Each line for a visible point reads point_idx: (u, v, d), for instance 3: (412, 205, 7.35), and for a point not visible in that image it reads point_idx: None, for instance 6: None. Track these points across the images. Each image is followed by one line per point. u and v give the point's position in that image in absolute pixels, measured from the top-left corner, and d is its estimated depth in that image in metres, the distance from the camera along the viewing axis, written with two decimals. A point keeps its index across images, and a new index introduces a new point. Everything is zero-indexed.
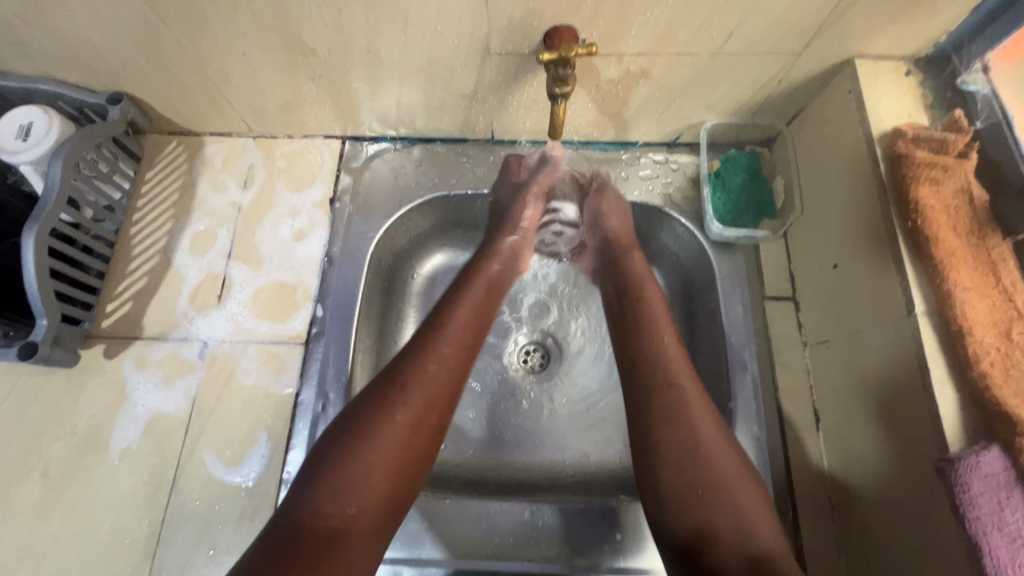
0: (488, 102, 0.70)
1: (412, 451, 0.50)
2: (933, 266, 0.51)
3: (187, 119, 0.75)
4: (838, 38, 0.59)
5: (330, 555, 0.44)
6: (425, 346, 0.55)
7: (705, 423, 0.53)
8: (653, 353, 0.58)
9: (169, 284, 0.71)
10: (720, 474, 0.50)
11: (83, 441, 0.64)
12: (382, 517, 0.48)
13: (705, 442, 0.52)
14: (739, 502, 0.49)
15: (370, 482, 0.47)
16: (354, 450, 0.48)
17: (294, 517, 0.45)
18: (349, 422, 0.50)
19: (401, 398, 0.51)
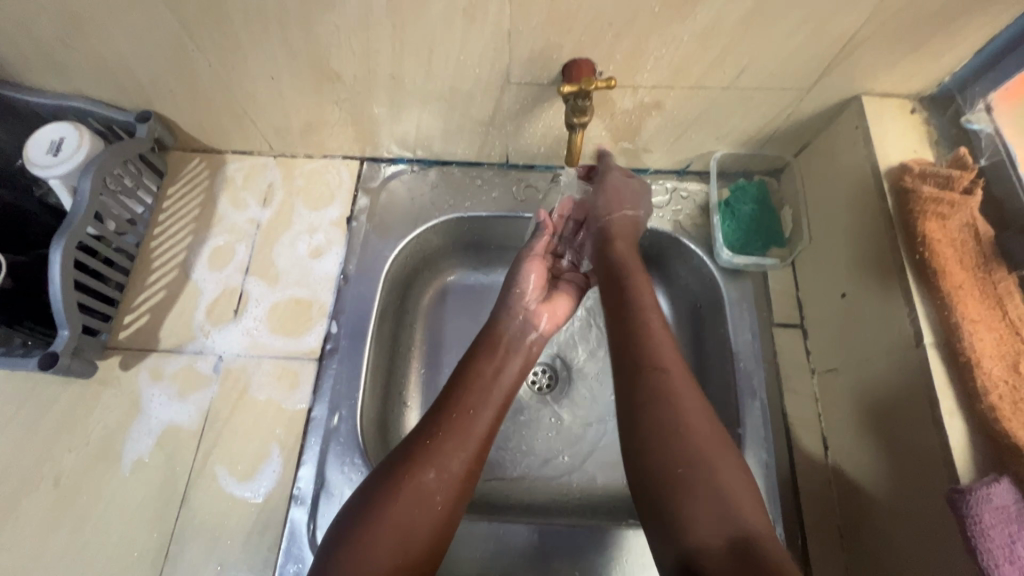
0: (505, 128, 0.72)
1: (415, 541, 0.49)
2: (941, 299, 0.52)
3: (212, 137, 0.77)
4: (846, 75, 0.61)
5: None
6: (436, 428, 0.55)
7: (685, 400, 0.53)
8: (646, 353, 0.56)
9: (187, 297, 0.72)
10: (703, 454, 0.49)
11: (95, 452, 0.64)
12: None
13: (686, 424, 0.51)
14: (724, 483, 0.48)
15: (376, 556, 0.47)
16: (367, 527, 0.48)
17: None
18: (355, 508, 0.50)
19: (400, 485, 0.51)
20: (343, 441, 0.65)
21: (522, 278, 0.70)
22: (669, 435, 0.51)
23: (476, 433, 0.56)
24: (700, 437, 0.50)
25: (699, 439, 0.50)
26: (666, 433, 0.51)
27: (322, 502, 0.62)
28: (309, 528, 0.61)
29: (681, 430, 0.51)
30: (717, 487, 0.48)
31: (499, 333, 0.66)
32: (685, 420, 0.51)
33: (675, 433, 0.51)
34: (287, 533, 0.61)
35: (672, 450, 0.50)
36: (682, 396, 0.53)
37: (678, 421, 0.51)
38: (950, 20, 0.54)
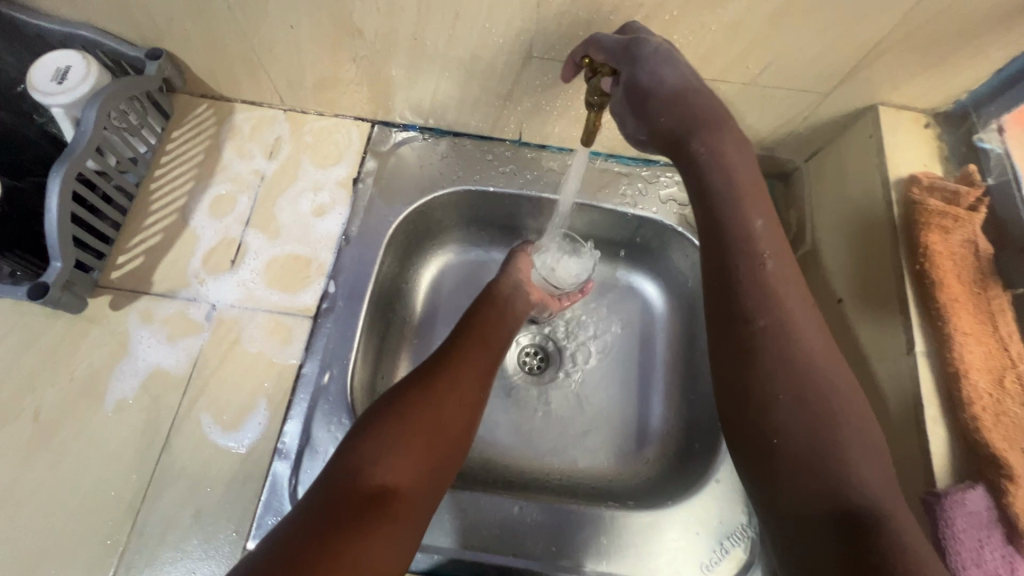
0: (522, 104, 0.72)
1: (444, 443, 0.51)
2: (936, 309, 0.53)
3: (222, 84, 0.75)
4: (866, 83, 0.62)
5: (376, 513, 0.44)
6: (451, 354, 0.59)
7: (809, 353, 0.45)
8: (754, 270, 0.48)
9: (184, 242, 0.71)
10: (822, 415, 0.43)
11: (78, 389, 0.63)
12: (419, 497, 0.47)
13: (805, 383, 0.44)
14: (847, 452, 0.41)
15: (411, 451, 0.49)
16: (397, 424, 0.50)
17: (340, 487, 0.45)
18: (385, 409, 0.52)
19: (431, 393, 0.53)
20: (332, 401, 0.65)
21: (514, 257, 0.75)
22: (781, 390, 0.44)
23: (485, 360, 0.61)
24: (838, 395, 0.44)
25: (838, 397, 0.44)
26: (773, 387, 0.44)
27: (306, 458, 0.62)
28: (290, 482, 0.61)
29: (793, 387, 0.44)
30: (839, 453, 0.41)
31: (500, 289, 0.70)
32: (820, 375, 0.45)
33: (789, 384, 0.44)
34: (268, 485, 0.60)
35: (783, 412, 0.43)
36: (818, 349, 0.46)
37: (796, 376, 0.44)
38: (975, 36, 0.54)
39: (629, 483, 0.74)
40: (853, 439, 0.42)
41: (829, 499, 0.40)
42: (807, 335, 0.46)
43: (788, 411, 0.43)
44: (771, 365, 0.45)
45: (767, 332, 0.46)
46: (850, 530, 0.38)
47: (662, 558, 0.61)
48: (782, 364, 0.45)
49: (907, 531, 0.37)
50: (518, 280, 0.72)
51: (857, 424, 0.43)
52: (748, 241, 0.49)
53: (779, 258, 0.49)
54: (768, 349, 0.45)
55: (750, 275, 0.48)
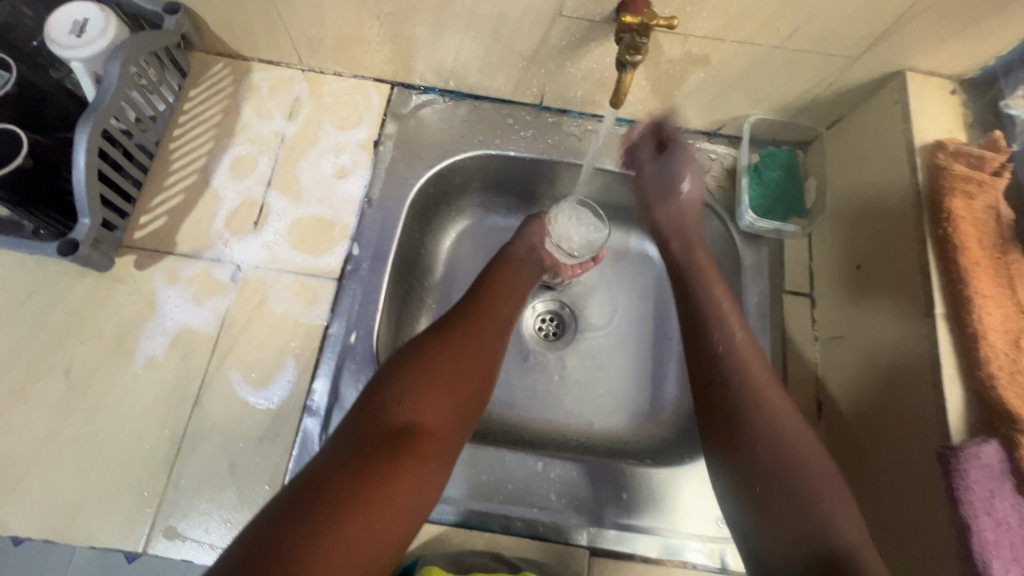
0: (546, 67, 0.71)
1: (466, 387, 0.53)
2: (957, 273, 0.54)
3: (239, 41, 0.73)
4: (896, 48, 0.61)
5: (401, 444, 0.46)
6: (470, 305, 0.61)
7: (783, 412, 0.53)
8: (725, 338, 0.59)
9: (206, 203, 0.71)
10: (791, 467, 0.50)
11: (108, 347, 0.64)
12: (443, 437, 0.49)
13: (775, 441, 0.52)
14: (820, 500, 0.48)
15: (435, 393, 0.51)
16: (418, 366, 0.52)
17: (367, 420, 0.48)
18: (407, 355, 0.54)
19: (451, 341, 0.55)
20: (358, 361, 0.66)
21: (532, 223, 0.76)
22: (756, 451, 0.52)
23: (503, 311, 0.62)
24: (803, 452, 0.51)
25: (807, 456, 0.51)
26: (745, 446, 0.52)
27: (334, 414, 0.63)
28: (320, 437, 0.62)
29: (763, 443, 0.52)
30: (806, 498, 0.49)
31: (513, 252, 0.71)
32: (789, 434, 0.52)
33: (762, 443, 0.52)
34: (300, 440, 0.62)
35: (755, 467, 0.51)
36: (780, 408, 0.53)
37: (770, 433, 0.52)
38: None
39: (644, 443, 0.76)
40: (822, 491, 0.49)
41: (804, 546, 0.46)
42: (775, 402, 0.54)
43: (757, 465, 0.51)
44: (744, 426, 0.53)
45: (740, 399, 0.54)
46: (818, 569, 0.45)
47: (680, 512, 0.64)
48: (759, 425, 0.53)
49: (869, 568, 0.43)
50: (532, 243, 0.73)
51: (827, 477, 0.50)
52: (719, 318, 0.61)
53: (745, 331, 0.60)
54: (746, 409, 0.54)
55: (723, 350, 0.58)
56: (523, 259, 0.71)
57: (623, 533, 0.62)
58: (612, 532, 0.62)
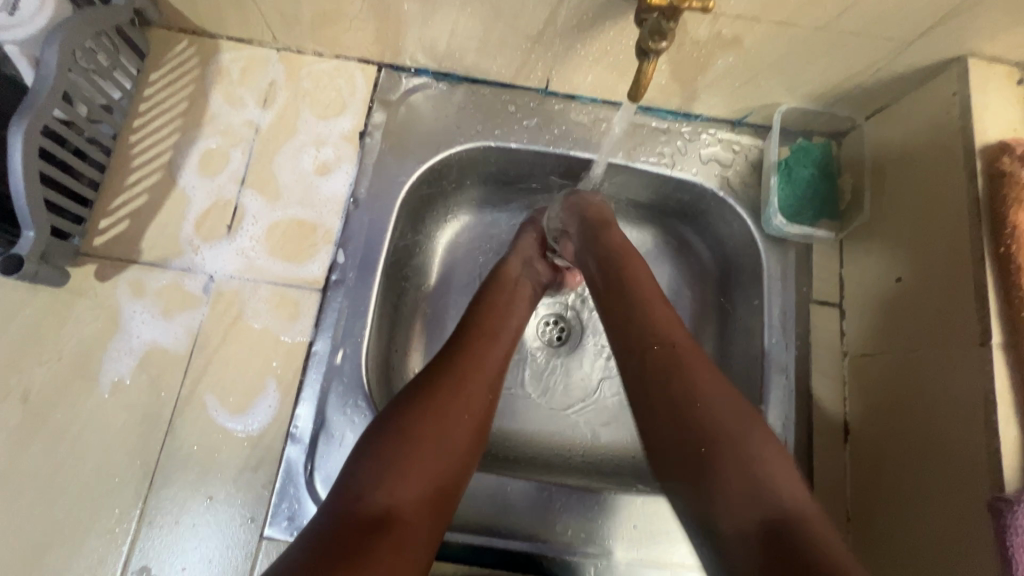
0: (553, 48, 0.62)
1: (449, 459, 0.48)
2: (1018, 299, 0.48)
3: (203, 17, 0.64)
4: (960, 31, 0.53)
5: (381, 539, 0.41)
6: (458, 350, 0.55)
7: (697, 377, 0.49)
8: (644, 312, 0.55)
9: (173, 205, 0.64)
10: (715, 433, 0.46)
11: (69, 369, 0.58)
12: (426, 519, 0.44)
13: (696, 406, 0.47)
14: (747, 453, 0.45)
15: (416, 470, 0.45)
16: (398, 442, 0.46)
17: (342, 510, 0.43)
18: (385, 425, 0.48)
19: (432, 404, 0.49)
20: (345, 382, 0.60)
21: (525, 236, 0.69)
22: (670, 422, 0.48)
23: (496, 357, 0.56)
24: (724, 421, 0.46)
25: (716, 416, 0.47)
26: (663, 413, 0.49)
27: (320, 442, 0.58)
28: (305, 468, 0.57)
29: (685, 409, 0.48)
30: (734, 457, 0.44)
31: (507, 271, 0.65)
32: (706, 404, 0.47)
33: (680, 413, 0.48)
34: (283, 471, 0.57)
35: (676, 437, 0.47)
36: (696, 375, 0.49)
37: (689, 401, 0.48)
38: None
39: None
40: (755, 449, 0.45)
41: (758, 522, 0.41)
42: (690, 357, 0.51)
43: (680, 439, 0.47)
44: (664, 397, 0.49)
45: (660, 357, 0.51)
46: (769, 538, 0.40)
47: (693, 545, 0.60)
48: (673, 395, 0.49)
49: (811, 539, 0.40)
50: (528, 255, 0.67)
51: (749, 432, 0.46)
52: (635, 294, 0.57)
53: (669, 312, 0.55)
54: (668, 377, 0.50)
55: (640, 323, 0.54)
56: (518, 284, 0.64)
57: (632, 567, 0.59)
58: (621, 566, 0.59)
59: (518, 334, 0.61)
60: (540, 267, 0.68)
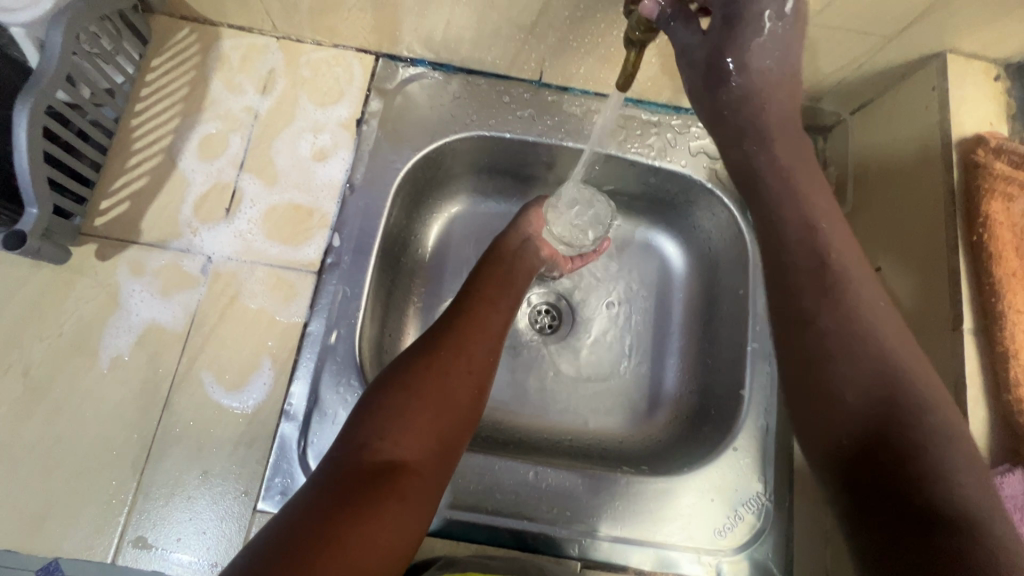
0: (546, 40, 0.64)
1: (453, 415, 0.50)
2: (989, 285, 0.50)
3: (204, 5, 0.66)
4: (939, 27, 0.54)
5: (386, 486, 0.43)
6: (459, 315, 0.57)
7: (874, 318, 0.44)
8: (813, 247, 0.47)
9: (172, 187, 0.65)
10: (880, 378, 0.41)
11: (69, 345, 0.59)
12: (428, 471, 0.47)
13: (865, 347, 0.43)
14: (915, 408, 0.40)
15: (420, 423, 0.48)
16: (401, 395, 0.49)
17: (349, 456, 0.45)
18: (389, 383, 0.50)
19: (434, 363, 0.51)
20: (339, 361, 0.61)
21: (525, 214, 0.71)
22: (856, 360, 0.43)
23: (495, 322, 0.58)
24: (886, 361, 0.42)
25: (904, 367, 0.42)
26: (839, 356, 0.43)
27: (314, 420, 0.60)
28: (299, 445, 0.59)
29: (870, 359, 0.42)
30: (917, 421, 0.40)
31: (507, 245, 0.67)
32: (869, 339, 0.43)
33: (861, 356, 0.43)
34: (277, 447, 0.58)
35: (864, 378, 0.42)
36: (880, 324, 0.44)
37: (872, 345, 0.43)
38: None
39: (641, 445, 0.72)
40: (928, 414, 0.40)
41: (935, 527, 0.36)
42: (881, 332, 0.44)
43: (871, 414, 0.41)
44: (849, 352, 0.43)
45: (838, 338, 0.44)
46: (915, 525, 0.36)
47: (675, 524, 0.61)
48: (854, 344, 0.43)
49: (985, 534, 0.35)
50: (528, 233, 0.69)
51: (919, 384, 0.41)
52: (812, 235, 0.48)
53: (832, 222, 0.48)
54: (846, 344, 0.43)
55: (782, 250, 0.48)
56: (519, 255, 0.67)
57: (615, 544, 0.60)
58: (605, 544, 0.60)
59: (516, 303, 0.63)
60: (538, 246, 0.69)
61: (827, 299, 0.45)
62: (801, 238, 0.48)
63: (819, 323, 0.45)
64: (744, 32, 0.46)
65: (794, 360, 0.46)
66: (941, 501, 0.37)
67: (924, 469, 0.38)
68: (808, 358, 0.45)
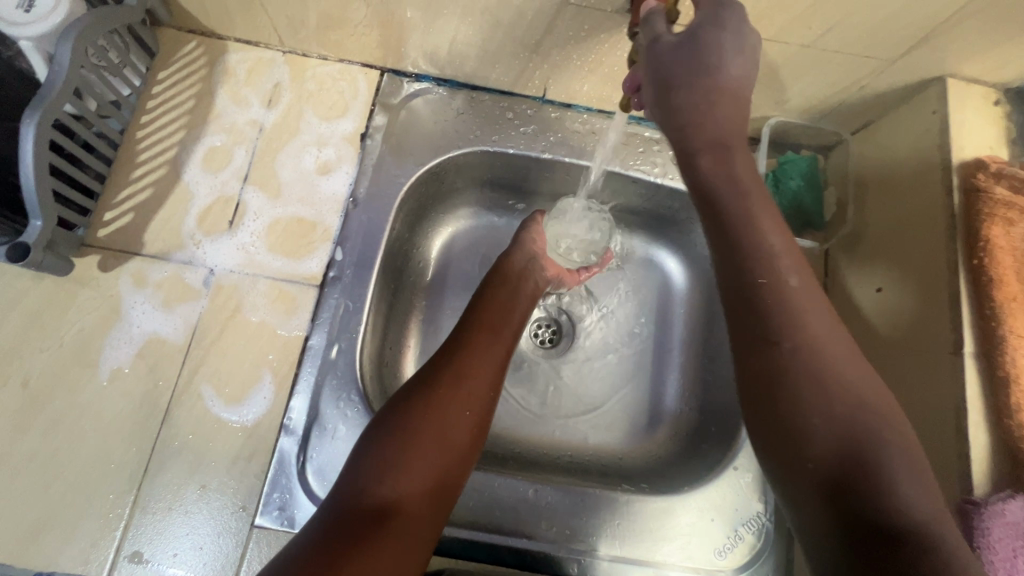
0: (550, 58, 0.64)
1: (452, 452, 0.50)
2: (990, 309, 0.50)
3: (212, 19, 0.66)
4: (939, 52, 0.55)
5: (383, 530, 0.43)
6: (458, 347, 0.56)
7: (823, 331, 0.42)
8: (762, 253, 0.44)
9: (177, 199, 0.65)
10: (837, 395, 0.40)
11: (69, 356, 0.59)
12: (424, 511, 0.46)
13: (827, 365, 0.41)
14: (876, 435, 0.38)
15: (417, 464, 0.47)
16: (398, 435, 0.48)
17: (347, 500, 0.45)
18: (389, 420, 0.50)
19: (432, 399, 0.51)
20: (340, 376, 0.61)
21: (529, 232, 0.70)
22: (813, 379, 0.40)
23: (496, 354, 0.58)
24: (843, 381, 0.40)
25: (859, 388, 0.40)
26: (793, 373, 0.41)
27: (313, 434, 0.59)
28: (298, 459, 0.59)
29: (828, 376, 0.40)
30: (874, 441, 0.38)
31: (511, 264, 0.66)
32: (822, 358, 0.41)
33: (819, 378, 0.40)
34: (276, 461, 0.58)
35: (821, 402, 0.40)
36: (830, 342, 0.42)
37: (827, 367, 0.41)
38: None
39: (641, 462, 0.72)
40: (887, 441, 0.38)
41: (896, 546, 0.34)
42: (825, 343, 0.42)
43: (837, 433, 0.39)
44: (804, 372, 0.41)
45: (797, 357, 0.41)
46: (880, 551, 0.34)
47: (674, 544, 0.61)
48: (804, 366, 0.41)
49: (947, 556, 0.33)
50: (532, 252, 0.69)
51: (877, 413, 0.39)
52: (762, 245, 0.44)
53: (782, 234, 0.45)
54: (804, 364, 0.41)
55: (731, 258, 0.45)
56: (521, 281, 0.66)
57: (614, 564, 0.60)
58: (604, 563, 0.60)
59: (518, 331, 0.62)
60: (543, 266, 0.69)
61: (783, 310, 0.42)
62: (756, 248, 0.44)
63: (780, 342, 0.42)
64: (710, 43, 0.45)
65: (751, 375, 0.43)
66: (899, 523, 0.35)
67: (881, 482, 0.36)
68: (765, 381, 0.42)
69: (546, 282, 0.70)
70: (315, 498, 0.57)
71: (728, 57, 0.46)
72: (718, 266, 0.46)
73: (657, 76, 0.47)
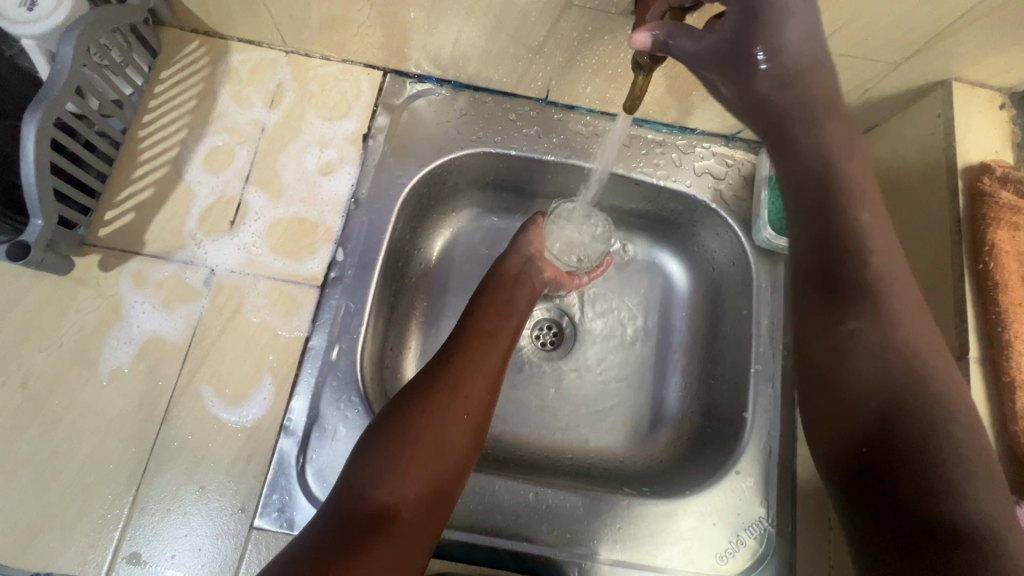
0: (554, 59, 0.64)
1: (448, 458, 0.49)
2: (995, 314, 0.50)
3: (214, 18, 0.66)
4: (945, 56, 0.55)
5: (379, 534, 0.43)
6: (455, 349, 0.56)
7: (907, 311, 0.43)
8: (857, 228, 0.44)
9: (178, 199, 0.65)
10: (910, 376, 0.41)
11: (69, 356, 0.59)
12: (421, 515, 0.46)
13: (904, 347, 0.42)
14: (942, 418, 0.39)
15: (414, 467, 0.47)
16: (395, 440, 0.48)
17: (344, 505, 0.45)
18: (385, 426, 0.49)
19: (429, 402, 0.51)
20: (340, 377, 0.61)
21: (525, 235, 0.70)
22: (888, 359, 0.42)
23: (494, 357, 0.57)
24: (921, 362, 0.41)
25: (936, 371, 0.41)
26: (858, 352, 0.43)
27: (313, 436, 0.59)
28: (297, 461, 0.58)
29: (900, 356, 0.42)
30: (941, 423, 0.39)
31: (507, 268, 0.66)
32: (907, 343, 0.42)
33: (897, 358, 0.42)
34: (275, 463, 0.58)
35: (881, 383, 0.41)
36: (910, 322, 0.43)
37: (899, 349, 0.42)
38: None
39: (642, 466, 0.71)
40: (951, 428, 0.39)
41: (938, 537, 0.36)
42: (919, 348, 0.42)
43: (894, 413, 0.40)
44: (880, 353, 0.42)
45: (868, 336, 0.43)
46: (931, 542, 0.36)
47: (676, 548, 0.61)
48: (882, 343, 0.42)
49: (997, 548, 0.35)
50: (528, 254, 0.68)
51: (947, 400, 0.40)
52: (848, 223, 0.44)
53: (875, 210, 0.45)
54: (888, 340, 0.42)
55: (822, 233, 0.45)
56: (519, 283, 0.66)
57: (616, 568, 0.60)
58: (606, 567, 0.60)
59: (516, 334, 0.62)
60: (540, 267, 0.68)
61: (865, 286, 0.43)
62: (842, 223, 0.44)
63: (853, 326, 0.43)
64: (768, 17, 0.44)
65: (819, 356, 0.45)
66: (951, 516, 0.36)
67: (949, 486, 0.37)
68: (833, 355, 0.44)
69: (543, 284, 0.69)
70: (315, 500, 0.57)
71: (793, 29, 0.44)
72: (803, 243, 0.46)
73: (719, 67, 0.46)
